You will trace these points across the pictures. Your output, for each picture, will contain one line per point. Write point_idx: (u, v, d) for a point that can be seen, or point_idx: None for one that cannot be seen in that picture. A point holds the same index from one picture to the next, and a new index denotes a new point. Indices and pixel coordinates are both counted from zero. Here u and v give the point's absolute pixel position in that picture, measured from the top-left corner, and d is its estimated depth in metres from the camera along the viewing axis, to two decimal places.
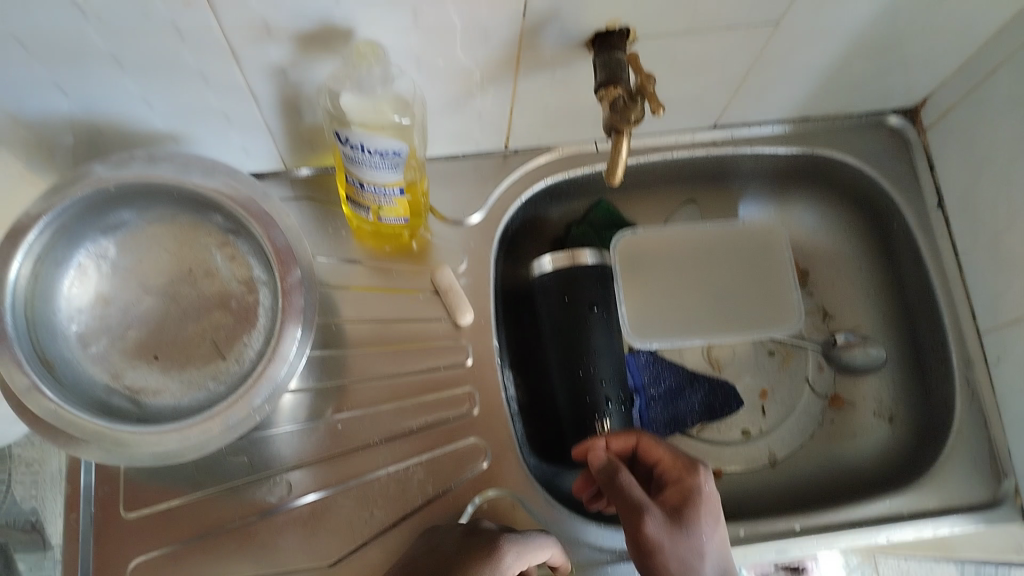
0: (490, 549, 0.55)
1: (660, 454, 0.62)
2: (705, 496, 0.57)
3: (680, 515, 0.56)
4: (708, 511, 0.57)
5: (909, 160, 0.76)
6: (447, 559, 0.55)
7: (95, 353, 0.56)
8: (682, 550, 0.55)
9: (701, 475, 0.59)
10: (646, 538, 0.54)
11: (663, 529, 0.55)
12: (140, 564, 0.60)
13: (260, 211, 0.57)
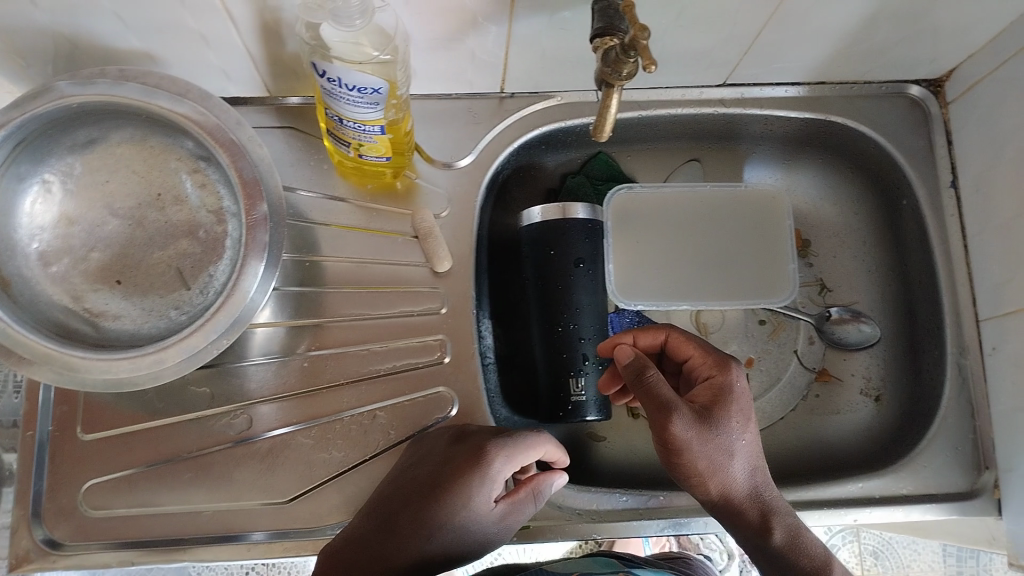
0: (478, 456, 0.54)
1: (689, 349, 0.62)
2: (736, 395, 0.57)
3: (710, 413, 0.55)
4: (740, 411, 0.57)
5: (927, 135, 0.71)
6: (434, 472, 0.54)
7: (56, 272, 0.55)
8: (711, 449, 0.55)
9: (733, 374, 0.58)
10: (675, 438, 0.54)
11: (693, 428, 0.54)
12: (95, 485, 0.61)
13: (227, 139, 0.55)
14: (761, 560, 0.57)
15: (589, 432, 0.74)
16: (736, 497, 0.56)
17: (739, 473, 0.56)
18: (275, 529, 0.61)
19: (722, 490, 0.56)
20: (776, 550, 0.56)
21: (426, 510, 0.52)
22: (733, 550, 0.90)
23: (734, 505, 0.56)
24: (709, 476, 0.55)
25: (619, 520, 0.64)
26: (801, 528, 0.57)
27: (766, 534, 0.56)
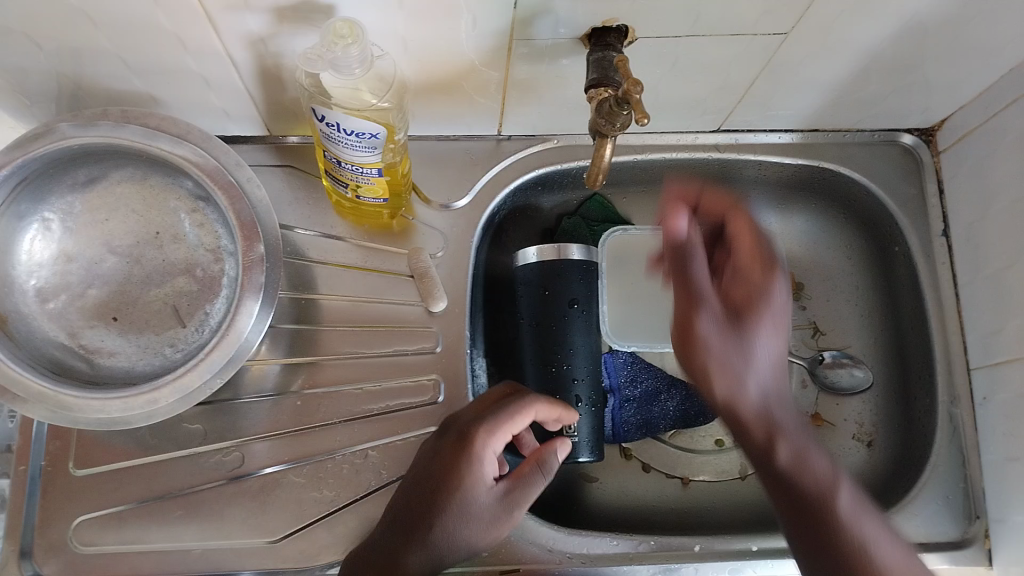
0: (458, 443, 0.55)
1: (744, 229, 0.55)
2: (771, 303, 0.52)
3: (739, 317, 0.52)
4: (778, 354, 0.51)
5: (919, 183, 0.72)
6: (425, 468, 0.55)
7: (53, 309, 0.56)
8: (730, 351, 0.51)
9: (773, 279, 0.53)
10: (697, 333, 0.52)
11: (717, 328, 0.51)
12: (84, 522, 0.60)
13: (227, 182, 0.55)
14: (786, 517, 0.50)
15: (581, 473, 0.74)
16: (766, 407, 0.51)
17: (773, 347, 0.51)
18: (265, 569, 0.60)
19: (729, 396, 0.51)
20: (801, 493, 0.49)
21: (417, 508, 0.53)
22: None
23: (764, 422, 0.51)
24: (731, 353, 0.51)
25: (611, 563, 0.63)
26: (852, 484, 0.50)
27: (791, 482, 0.50)
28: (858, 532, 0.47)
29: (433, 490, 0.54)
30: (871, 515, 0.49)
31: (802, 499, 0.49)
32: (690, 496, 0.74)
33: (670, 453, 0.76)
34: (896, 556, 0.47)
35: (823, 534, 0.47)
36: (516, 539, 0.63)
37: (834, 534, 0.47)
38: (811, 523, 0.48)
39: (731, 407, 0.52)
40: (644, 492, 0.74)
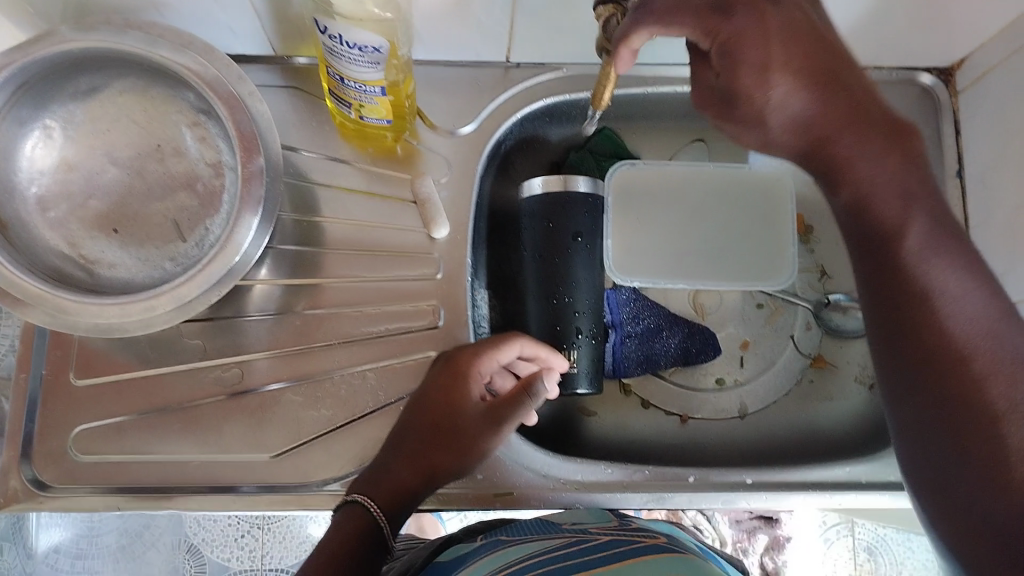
0: (449, 370, 0.59)
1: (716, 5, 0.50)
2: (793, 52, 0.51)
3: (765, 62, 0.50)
4: (840, 144, 0.51)
5: (936, 124, 0.71)
6: (422, 399, 0.59)
7: (53, 218, 0.56)
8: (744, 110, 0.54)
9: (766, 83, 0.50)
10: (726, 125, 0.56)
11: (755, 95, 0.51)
12: (85, 431, 0.62)
13: (226, 93, 0.55)
14: (868, 296, 0.51)
15: (579, 407, 0.75)
16: (867, 197, 0.51)
17: (793, 107, 0.51)
18: (264, 483, 0.61)
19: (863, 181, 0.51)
20: (885, 266, 0.49)
21: (422, 433, 0.57)
22: (725, 536, 0.93)
23: (867, 205, 0.51)
24: (841, 165, 0.51)
25: (603, 490, 0.64)
26: (937, 221, 0.49)
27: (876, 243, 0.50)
28: (941, 306, 0.47)
29: (431, 410, 0.58)
30: (951, 261, 0.48)
31: (876, 253, 0.50)
32: (687, 434, 0.74)
33: (670, 391, 0.76)
34: (975, 326, 0.46)
35: (906, 304, 0.48)
36: (510, 465, 0.64)
37: (911, 299, 0.48)
38: (887, 292, 0.49)
39: (837, 184, 0.52)
40: (642, 429, 0.74)
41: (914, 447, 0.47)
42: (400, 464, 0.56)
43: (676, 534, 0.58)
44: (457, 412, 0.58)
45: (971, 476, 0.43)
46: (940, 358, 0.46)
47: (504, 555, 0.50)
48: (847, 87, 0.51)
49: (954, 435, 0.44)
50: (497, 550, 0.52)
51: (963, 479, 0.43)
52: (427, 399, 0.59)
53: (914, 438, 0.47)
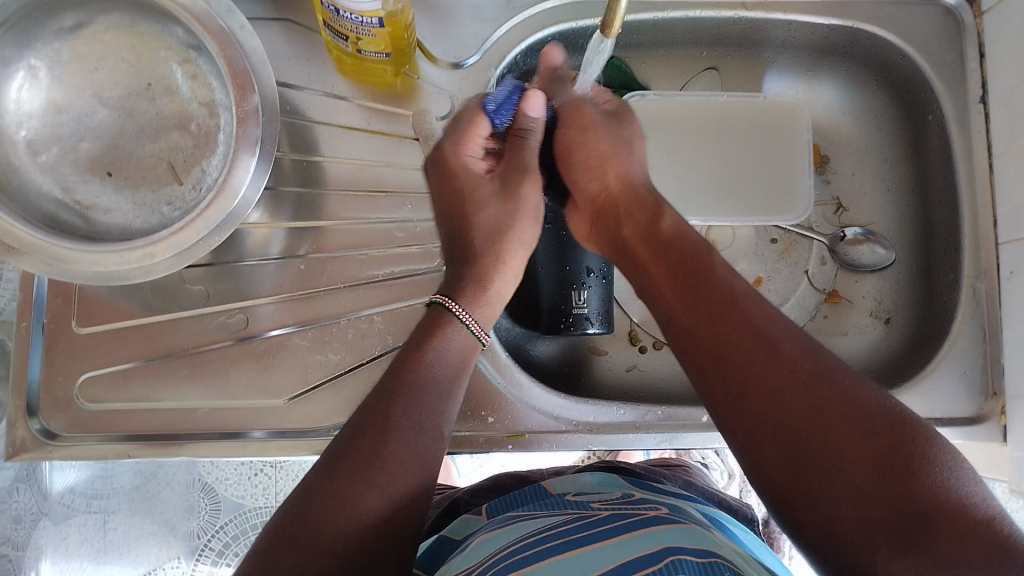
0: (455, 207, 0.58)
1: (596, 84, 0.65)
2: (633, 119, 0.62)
3: (620, 118, 0.62)
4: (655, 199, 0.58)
5: (959, 46, 0.67)
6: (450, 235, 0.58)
7: (45, 162, 0.54)
8: (619, 133, 0.61)
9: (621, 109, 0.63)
10: (596, 153, 0.60)
11: (610, 134, 0.60)
12: (90, 378, 0.61)
13: (216, 27, 0.52)
14: (682, 319, 0.48)
15: (590, 347, 0.74)
16: (677, 233, 0.54)
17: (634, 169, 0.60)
18: (274, 429, 0.61)
19: (620, 178, 0.60)
20: (698, 290, 0.49)
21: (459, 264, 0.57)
22: (735, 470, 0.96)
23: (668, 238, 0.54)
24: (698, 276, 0.50)
25: (615, 430, 0.63)
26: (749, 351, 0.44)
27: (687, 263, 0.51)
28: (749, 315, 0.46)
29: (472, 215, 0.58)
30: (753, 305, 0.47)
31: (714, 318, 0.47)
32: None
33: None
34: (783, 335, 0.45)
35: (748, 380, 0.43)
36: (521, 406, 0.63)
37: (766, 353, 0.44)
38: (716, 353, 0.45)
39: (679, 309, 0.49)
40: (653, 370, 0.74)
41: (765, 434, 0.42)
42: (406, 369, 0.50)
43: (679, 502, 0.56)
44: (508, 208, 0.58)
45: (800, 470, 0.40)
46: (759, 361, 0.44)
47: (513, 530, 0.49)
48: (682, 265, 0.51)
49: (842, 432, 0.40)
50: (505, 523, 0.52)
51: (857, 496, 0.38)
52: (446, 204, 0.58)
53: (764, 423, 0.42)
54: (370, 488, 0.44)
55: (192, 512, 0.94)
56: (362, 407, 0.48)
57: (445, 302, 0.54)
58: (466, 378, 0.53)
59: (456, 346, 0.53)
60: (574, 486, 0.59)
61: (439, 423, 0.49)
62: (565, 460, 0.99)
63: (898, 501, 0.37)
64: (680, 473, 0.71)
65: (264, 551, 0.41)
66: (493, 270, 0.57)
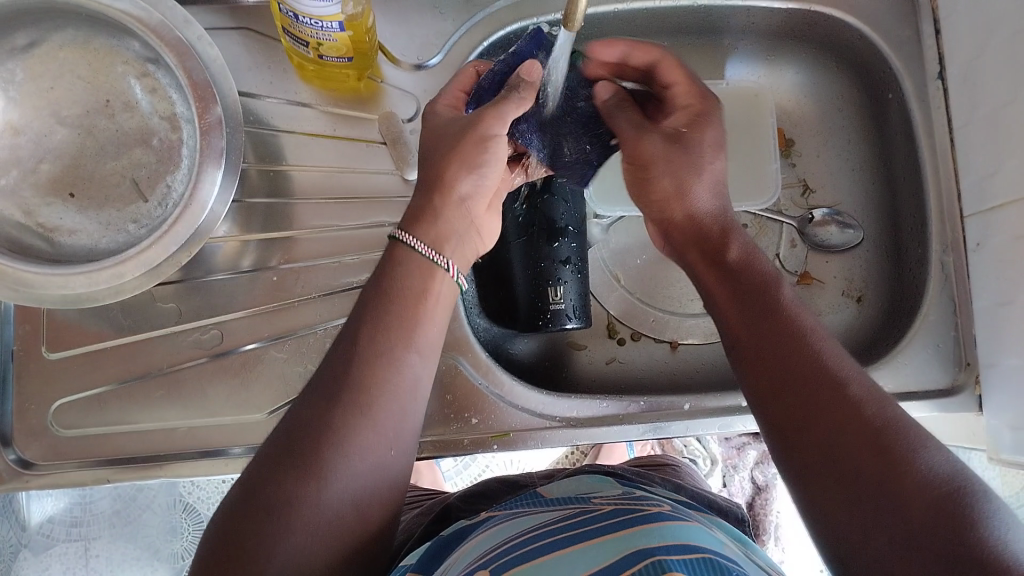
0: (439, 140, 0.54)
1: (677, 77, 0.59)
2: (713, 122, 0.58)
3: (687, 134, 0.57)
4: (724, 226, 0.55)
5: (914, 24, 0.68)
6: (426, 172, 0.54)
7: (4, 185, 0.53)
8: (683, 160, 0.56)
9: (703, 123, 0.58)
10: (659, 183, 0.56)
11: (664, 149, 0.56)
12: (63, 404, 0.60)
13: (173, 39, 0.52)
14: (738, 333, 0.48)
15: (569, 341, 0.74)
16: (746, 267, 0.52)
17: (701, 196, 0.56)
18: (255, 443, 0.60)
19: (688, 213, 0.56)
20: (763, 315, 0.48)
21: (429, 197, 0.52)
22: (716, 455, 0.97)
23: (736, 272, 0.51)
24: (761, 295, 0.49)
25: (601, 423, 0.63)
26: (812, 370, 0.44)
27: (752, 289, 0.50)
28: (815, 343, 0.46)
29: (434, 148, 0.54)
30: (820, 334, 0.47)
31: (771, 341, 0.46)
32: (678, 360, 0.74)
33: (661, 318, 0.75)
34: (849, 367, 0.45)
35: (809, 400, 0.43)
36: (505, 406, 0.63)
37: (832, 390, 0.43)
38: (777, 378, 0.45)
39: (740, 319, 0.49)
40: (633, 361, 0.74)
41: (819, 464, 0.42)
42: (372, 320, 0.48)
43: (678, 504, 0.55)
44: (464, 137, 0.53)
45: (851, 495, 0.40)
46: (820, 383, 0.44)
47: (506, 529, 0.49)
48: (744, 282, 0.50)
49: (902, 469, 0.39)
50: (499, 522, 0.51)
51: (900, 531, 0.38)
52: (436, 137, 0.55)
53: (822, 455, 0.42)
54: (341, 426, 0.44)
55: (175, 533, 0.91)
56: (327, 365, 0.47)
57: (401, 237, 0.51)
58: (440, 305, 0.51)
59: (417, 277, 0.50)
60: (569, 487, 0.59)
61: (408, 355, 0.48)
62: (548, 456, 0.98)
63: (945, 555, 0.37)
64: (667, 475, 0.71)
65: (244, 491, 0.43)
66: (446, 203, 0.52)
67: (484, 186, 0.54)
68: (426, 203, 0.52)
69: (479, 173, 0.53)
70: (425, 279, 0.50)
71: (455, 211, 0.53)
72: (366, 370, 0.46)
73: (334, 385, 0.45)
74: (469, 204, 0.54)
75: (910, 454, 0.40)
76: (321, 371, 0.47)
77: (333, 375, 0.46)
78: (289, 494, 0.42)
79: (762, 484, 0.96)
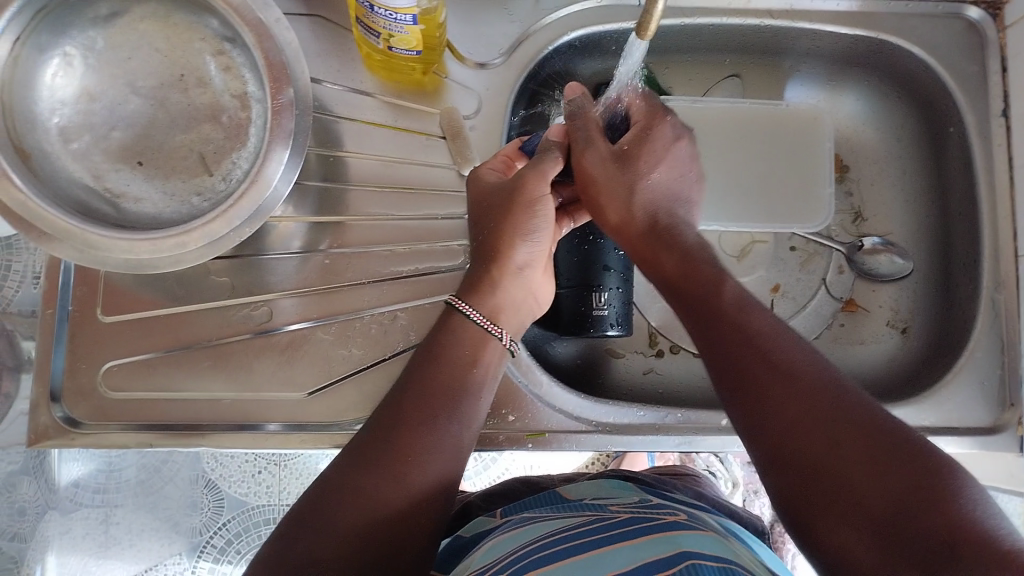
0: (491, 210, 0.54)
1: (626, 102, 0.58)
2: (656, 137, 0.56)
3: (632, 150, 0.54)
4: (667, 229, 0.54)
5: (982, 59, 0.68)
6: (483, 237, 0.54)
7: (77, 149, 0.54)
8: (621, 179, 0.54)
9: (676, 134, 0.57)
10: (607, 205, 0.54)
11: (603, 165, 0.54)
12: (112, 366, 0.61)
13: (254, 19, 0.53)
14: (705, 351, 0.47)
15: (607, 349, 0.74)
16: (690, 264, 0.51)
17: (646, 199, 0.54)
18: (292, 422, 0.61)
19: (621, 220, 0.54)
20: (716, 323, 0.47)
21: (486, 268, 0.53)
22: (738, 478, 0.97)
23: (680, 275, 0.51)
24: (716, 301, 0.48)
25: (636, 432, 0.63)
26: (765, 377, 0.43)
27: (705, 295, 0.49)
28: (770, 344, 0.45)
29: (486, 220, 0.54)
30: (771, 329, 0.46)
31: (731, 353, 0.45)
32: None
33: None
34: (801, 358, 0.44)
35: (768, 408, 0.42)
36: (542, 406, 0.63)
37: (784, 388, 0.42)
38: (740, 391, 0.44)
39: (707, 332, 0.47)
40: (670, 374, 0.74)
41: (783, 474, 0.41)
42: (417, 384, 0.49)
43: (697, 511, 0.55)
44: (519, 208, 0.53)
45: (820, 501, 0.39)
46: (774, 389, 0.42)
47: (539, 527, 0.50)
48: (697, 288, 0.49)
49: (865, 463, 0.38)
50: (530, 520, 0.52)
51: (873, 531, 0.37)
52: (486, 203, 0.55)
53: (781, 461, 0.41)
54: (376, 487, 0.44)
55: (195, 509, 0.93)
56: (372, 423, 0.48)
57: (456, 304, 0.52)
58: (488, 374, 0.51)
59: (468, 345, 0.51)
60: (593, 491, 0.59)
61: (451, 421, 0.48)
62: (570, 464, 0.99)
63: (915, 539, 0.36)
64: (689, 483, 0.71)
65: (276, 543, 0.44)
66: (504, 272, 0.53)
67: (540, 253, 0.55)
68: (480, 272, 0.53)
69: (530, 242, 0.54)
70: (477, 348, 0.51)
71: (512, 280, 0.54)
72: (401, 435, 0.46)
73: (372, 443, 0.46)
74: (525, 274, 0.54)
75: (873, 443, 0.39)
76: (365, 428, 0.48)
77: (373, 435, 0.47)
78: (315, 553, 0.42)
79: None
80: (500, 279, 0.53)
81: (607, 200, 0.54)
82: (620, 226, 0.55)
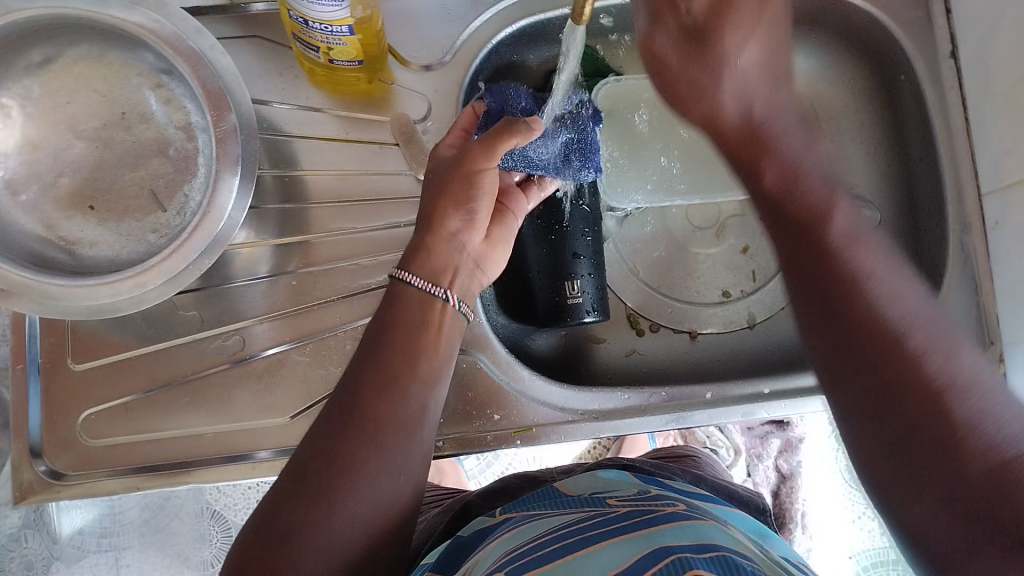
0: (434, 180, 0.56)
1: None
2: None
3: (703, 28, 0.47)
4: (769, 122, 0.49)
5: (924, 4, 0.68)
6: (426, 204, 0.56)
7: (25, 201, 0.53)
8: (694, 70, 0.49)
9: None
10: (680, 101, 0.51)
11: (675, 49, 0.49)
12: (90, 415, 0.61)
13: (187, 49, 0.52)
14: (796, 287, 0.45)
15: (589, 335, 0.74)
16: (795, 176, 0.47)
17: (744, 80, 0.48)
18: (279, 447, 0.61)
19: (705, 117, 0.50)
20: (803, 256, 0.45)
21: (423, 235, 0.55)
22: (739, 446, 0.97)
23: (784, 193, 0.47)
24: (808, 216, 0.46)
25: (624, 416, 0.63)
26: (863, 319, 0.41)
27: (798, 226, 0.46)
28: (870, 287, 0.42)
29: (427, 189, 0.56)
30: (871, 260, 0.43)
31: (823, 290, 0.43)
32: (698, 350, 0.75)
33: (679, 310, 0.75)
34: (911, 307, 0.41)
35: (867, 355, 0.41)
36: (526, 402, 0.63)
37: (886, 337, 0.40)
38: (839, 332, 0.42)
39: (796, 264, 0.45)
40: (653, 352, 0.74)
41: (863, 431, 0.41)
42: (376, 351, 0.51)
43: (699, 500, 0.54)
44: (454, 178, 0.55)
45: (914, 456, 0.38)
46: (878, 333, 0.41)
47: (534, 527, 0.49)
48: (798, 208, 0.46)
49: (962, 432, 0.37)
50: (525, 521, 0.51)
51: (956, 501, 0.36)
52: (434, 171, 0.57)
53: (863, 419, 0.41)
54: (354, 449, 0.46)
55: (204, 541, 0.92)
56: (334, 396, 0.50)
57: (399, 276, 0.54)
58: (441, 335, 0.54)
59: (417, 311, 0.53)
60: (591, 484, 0.58)
61: (415, 382, 0.51)
62: (570, 451, 0.98)
63: (998, 517, 0.35)
64: (686, 466, 0.70)
65: (260, 520, 0.45)
66: (439, 239, 0.55)
67: (474, 219, 0.56)
68: (418, 241, 0.55)
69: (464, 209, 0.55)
70: (425, 314, 0.53)
71: (448, 246, 0.55)
72: (371, 400, 0.48)
73: (341, 413, 0.48)
74: (460, 240, 0.56)
75: (975, 401, 0.37)
76: (329, 403, 0.50)
77: (340, 406, 0.49)
78: (297, 521, 0.43)
79: (788, 473, 0.95)
80: (433, 247, 0.54)
81: (698, 96, 0.49)
82: (711, 123, 0.50)
